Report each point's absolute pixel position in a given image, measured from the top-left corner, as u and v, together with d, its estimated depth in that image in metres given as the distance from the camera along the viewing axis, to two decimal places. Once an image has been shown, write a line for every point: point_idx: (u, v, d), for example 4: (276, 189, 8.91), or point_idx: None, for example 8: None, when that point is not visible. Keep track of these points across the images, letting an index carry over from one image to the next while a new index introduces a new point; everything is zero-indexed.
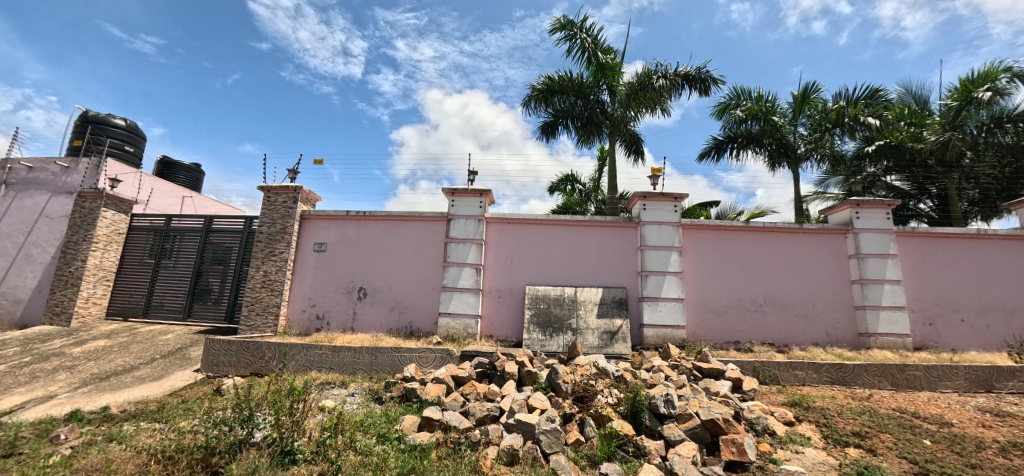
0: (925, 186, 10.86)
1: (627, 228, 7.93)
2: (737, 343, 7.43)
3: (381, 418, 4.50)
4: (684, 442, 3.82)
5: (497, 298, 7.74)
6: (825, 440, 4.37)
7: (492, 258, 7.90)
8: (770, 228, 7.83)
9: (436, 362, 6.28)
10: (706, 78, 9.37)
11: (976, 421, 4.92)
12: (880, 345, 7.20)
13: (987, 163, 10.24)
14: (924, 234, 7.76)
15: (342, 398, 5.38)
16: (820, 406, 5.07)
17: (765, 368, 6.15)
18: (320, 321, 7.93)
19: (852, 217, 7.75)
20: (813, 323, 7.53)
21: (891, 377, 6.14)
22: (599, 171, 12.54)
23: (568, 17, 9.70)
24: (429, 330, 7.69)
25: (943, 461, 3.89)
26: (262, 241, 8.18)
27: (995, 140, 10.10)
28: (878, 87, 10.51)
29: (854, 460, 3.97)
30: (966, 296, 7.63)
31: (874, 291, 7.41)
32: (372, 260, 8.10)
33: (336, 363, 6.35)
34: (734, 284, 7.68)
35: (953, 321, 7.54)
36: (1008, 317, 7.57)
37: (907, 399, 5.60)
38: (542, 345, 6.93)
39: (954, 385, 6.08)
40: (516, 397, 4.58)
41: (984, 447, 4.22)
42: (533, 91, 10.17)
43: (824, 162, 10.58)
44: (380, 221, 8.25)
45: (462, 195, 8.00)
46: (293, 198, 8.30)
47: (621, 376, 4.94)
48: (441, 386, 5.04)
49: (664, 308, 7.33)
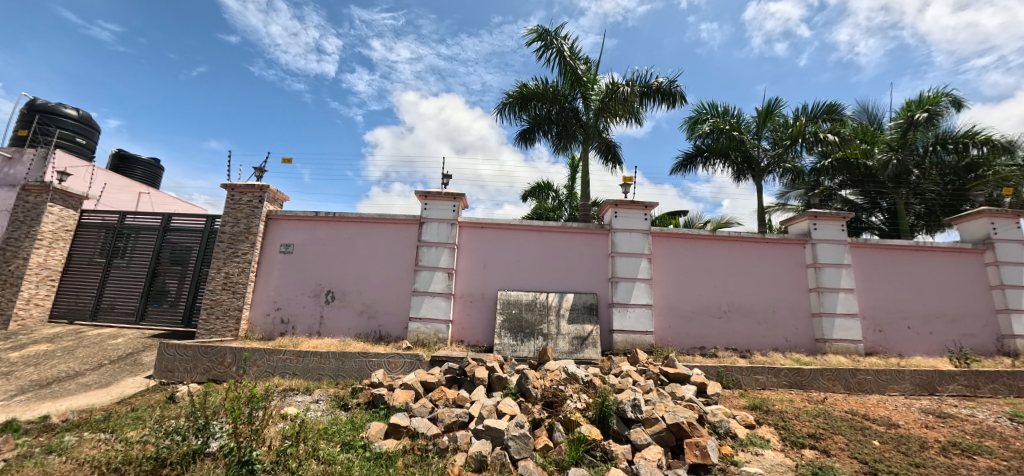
0: (876, 200, 11.52)
1: (598, 235, 8.05)
2: (702, 349, 7.64)
3: (346, 425, 4.37)
4: (650, 446, 3.88)
5: (469, 303, 7.69)
6: (783, 442, 4.55)
7: (465, 263, 7.86)
8: (734, 237, 8.12)
9: (405, 367, 6.18)
10: (676, 91, 9.65)
11: (920, 423, 5.23)
12: (834, 350, 7.56)
13: (933, 180, 10.97)
14: (875, 246, 8.23)
15: (305, 405, 5.20)
16: (779, 409, 5.27)
17: (728, 372, 6.35)
18: (285, 325, 7.67)
19: (810, 228, 8.14)
20: (773, 330, 7.84)
21: (844, 381, 6.46)
22: (573, 178, 12.71)
23: (544, 26, 9.83)
24: (399, 335, 7.56)
25: (890, 461, 4.11)
26: (224, 241, 7.85)
27: (938, 159, 10.84)
28: (835, 106, 11.12)
29: (810, 461, 4.14)
30: (913, 304, 8.12)
31: (829, 299, 7.78)
32: (341, 263, 7.90)
33: (301, 369, 6.14)
34: (701, 291, 7.91)
35: (901, 328, 8.01)
36: (949, 324, 8.11)
37: (858, 402, 5.90)
38: (513, 350, 6.94)
39: (900, 388, 6.45)
40: (485, 402, 4.56)
41: (926, 447, 4.49)
42: (508, 98, 10.23)
43: (785, 176, 11.08)
44: (351, 223, 8.07)
45: (436, 199, 7.94)
46: (258, 197, 8.00)
47: (590, 381, 4.99)
48: (409, 391, 4.96)
49: (633, 314, 7.46)
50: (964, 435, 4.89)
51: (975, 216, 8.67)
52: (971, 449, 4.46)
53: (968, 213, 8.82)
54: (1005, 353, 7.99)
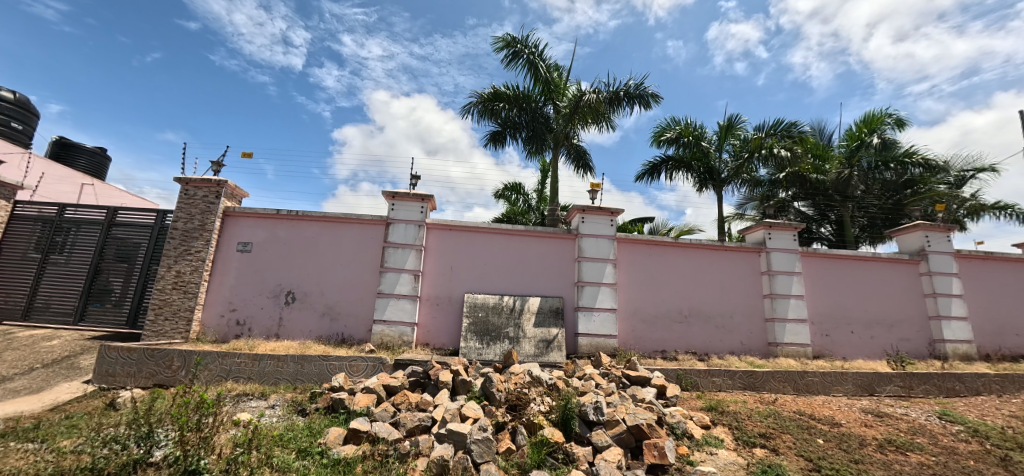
0: (825, 212, 12.20)
1: (566, 239, 8.15)
2: (663, 352, 7.87)
3: (303, 431, 4.22)
4: (611, 448, 3.95)
5: (435, 305, 7.61)
6: (736, 441, 4.75)
7: (432, 265, 7.78)
8: (695, 244, 8.42)
9: (368, 370, 6.04)
10: (644, 102, 9.93)
11: (860, 421, 5.60)
12: (785, 353, 7.98)
13: (875, 195, 11.76)
14: (824, 256, 8.75)
15: (260, 411, 4.99)
16: (733, 410, 5.51)
17: (687, 375, 6.57)
18: (241, 327, 7.33)
19: (765, 237, 8.54)
20: (730, 334, 8.18)
21: (793, 382, 6.82)
22: (542, 183, 12.83)
23: (513, 34, 9.90)
24: (362, 337, 7.39)
25: (832, 458, 4.37)
26: (176, 238, 7.44)
27: (880, 176, 11.63)
28: (791, 122, 11.75)
29: (759, 459, 4.34)
30: (856, 311, 8.67)
31: (782, 305, 8.20)
32: (303, 263, 7.65)
33: (256, 373, 5.90)
34: (663, 296, 8.15)
35: (845, 333, 8.53)
36: (888, 330, 8.70)
37: (806, 403, 6.24)
38: (479, 354, 6.92)
39: (844, 390, 6.87)
40: (448, 406, 4.51)
41: (865, 444, 4.80)
42: (479, 101, 10.23)
43: (743, 186, 11.63)
44: (314, 221, 7.83)
45: (403, 199, 7.82)
46: (215, 193, 7.64)
47: (554, 384, 5.04)
48: (371, 395, 4.84)
49: (598, 318, 7.60)
50: (898, 433, 5.26)
51: (912, 229, 9.35)
52: (904, 446, 4.81)
53: (906, 226, 9.51)
54: (936, 356, 8.66)
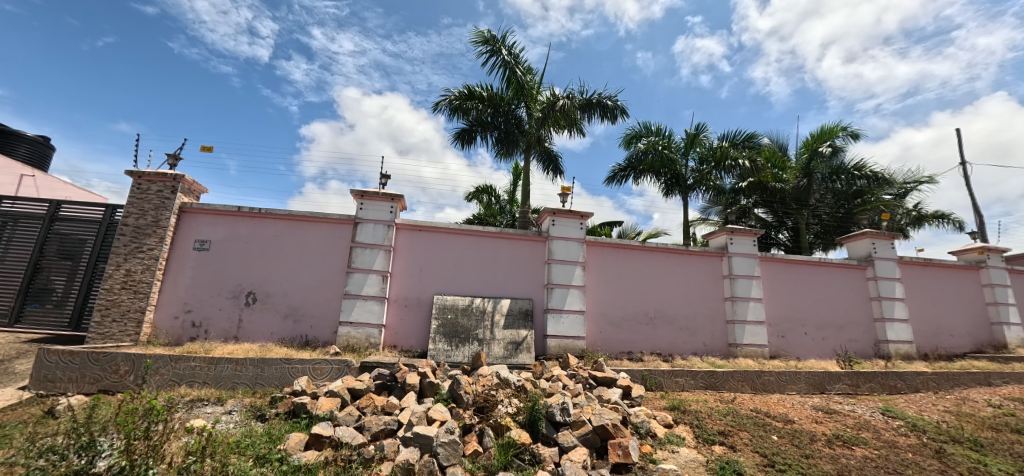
0: (783, 219, 12.80)
1: (537, 242, 8.21)
2: (630, 353, 8.05)
3: (261, 438, 4.07)
4: (577, 448, 4.00)
5: (403, 307, 7.50)
6: (696, 439, 4.92)
7: (401, 266, 7.66)
8: (661, 248, 8.66)
9: (332, 374, 5.89)
10: (615, 107, 10.14)
11: (812, 418, 5.91)
12: (744, 354, 8.34)
13: (828, 204, 12.45)
14: (781, 260, 9.19)
15: (215, 417, 4.77)
16: (695, 409, 5.70)
17: (652, 376, 6.74)
18: (196, 329, 7.00)
19: (727, 242, 8.89)
20: (693, 335, 8.45)
21: (751, 382, 7.13)
22: (514, 185, 12.88)
23: (491, 32, 9.91)
24: (327, 340, 7.20)
25: (785, 453, 4.59)
26: (126, 235, 7.01)
27: (833, 187, 12.33)
28: (752, 133, 12.30)
29: (718, 456, 4.51)
30: (809, 313, 9.15)
31: (741, 307, 8.57)
32: (265, 263, 7.38)
33: (212, 377, 5.65)
34: (630, 299, 8.34)
35: (799, 334, 8.98)
36: (838, 331, 9.22)
37: (762, 401, 6.53)
38: (447, 356, 6.88)
39: (797, 388, 7.23)
40: (415, 409, 4.46)
41: (816, 440, 5.08)
42: (453, 100, 10.17)
43: (708, 193, 12.07)
44: (279, 220, 7.57)
45: (373, 199, 7.67)
46: (171, 188, 7.27)
47: (521, 386, 5.05)
48: (335, 399, 4.72)
49: (567, 320, 7.71)
50: (845, 429, 5.59)
51: (861, 236, 9.93)
52: (850, 440, 5.11)
53: (855, 233, 10.09)
54: (880, 356, 9.25)
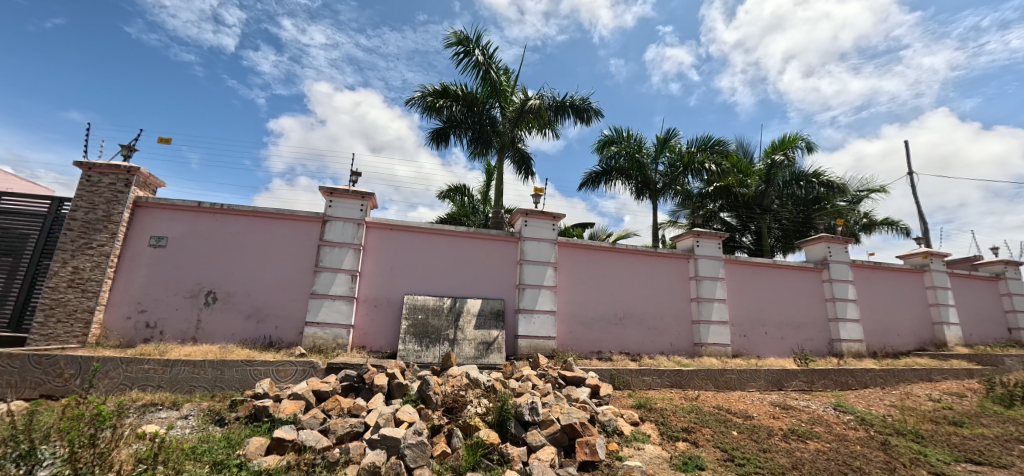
0: (746, 223, 13.32)
1: (509, 242, 8.24)
2: (599, 353, 8.19)
3: (219, 443, 3.92)
4: (545, 447, 4.05)
5: (373, 307, 7.37)
6: (661, 436, 5.06)
7: (370, 265, 7.53)
8: (631, 250, 8.85)
9: (297, 376, 5.73)
10: (588, 111, 10.28)
11: (769, 414, 6.19)
12: (708, 353, 8.63)
13: (789, 210, 13.03)
14: (743, 262, 9.56)
15: (169, 422, 4.56)
16: (660, 407, 5.86)
17: (620, 375, 6.88)
18: (151, 330, 6.66)
19: (693, 245, 9.18)
20: (661, 335, 8.68)
21: (714, 380, 7.39)
22: (487, 185, 12.89)
23: (465, 32, 9.87)
24: (292, 340, 7.00)
25: (744, 448, 4.79)
26: (74, 229, 6.58)
27: (793, 193, 12.92)
28: (719, 139, 12.74)
29: (681, 452, 4.66)
30: (769, 313, 9.55)
31: (706, 308, 8.86)
32: (227, 261, 7.10)
33: (167, 381, 5.39)
34: (600, 299, 8.49)
35: (760, 334, 9.37)
36: (795, 331, 9.67)
37: (724, 398, 6.78)
38: (417, 356, 6.82)
39: (757, 385, 7.55)
40: (383, 410, 4.40)
41: (773, 435, 5.31)
42: (426, 98, 10.08)
43: (676, 197, 12.45)
44: (242, 216, 7.30)
45: (342, 196, 7.50)
46: (125, 181, 6.89)
47: (491, 386, 5.06)
48: (299, 402, 4.59)
49: (538, 320, 7.77)
50: (800, 423, 5.88)
51: (818, 240, 10.44)
52: (804, 434, 5.38)
53: (812, 238, 10.61)
54: (834, 354, 9.77)
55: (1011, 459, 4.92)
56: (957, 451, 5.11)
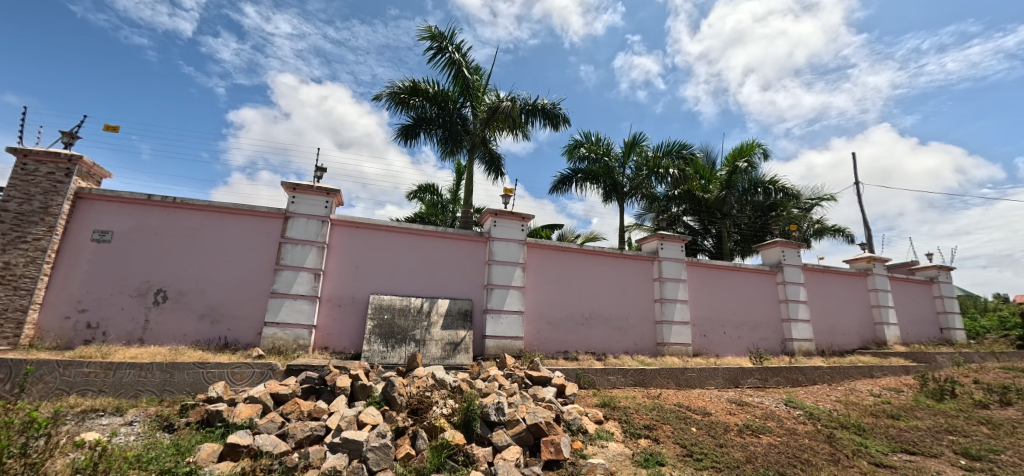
0: (708, 227, 13.84)
1: (477, 242, 8.22)
2: (565, 353, 8.30)
3: (167, 450, 3.71)
4: (510, 447, 4.06)
5: (336, 307, 7.17)
6: (624, 434, 5.19)
7: (335, 264, 7.32)
8: (598, 251, 9.02)
9: (254, 378, 5.51)
10: (559, 113, 10.40)
11: (726, 410, 6.47)
12: (670, 352, 8.92)
13: (747, 215, 13.63)
14: (705, 265, 9.94)
15: (112, 429, 4.27)
16: (624, 405, 6.01)
17: (585, 374, 6.99)
18: (92, 331, 6.22)
19: (658, 248, 9.46)
20: (625, 335, 8.89)
21: (675, 378, 7.64)
22: (457, 184, 12.81)
23: (438, 28, 9.79)
24: (250, 341, 6.71)
25: (701, 443, 4.98)
26: (5, 222, 6.06)
27: (751, 199, 13.54)
28: (683, 145, 13.19)
29: (643, 449, 4.79)
30: (728, 314, 9.97)
31: (669, 309, 9.16)
32: (180, 258, 6.74)
33: (110, 385, 5.06)
34: (568, 300, 8.61)
35: (719, 334, 9.76)
36: (752, 330, 10.14)
37: (684, 396, 7.03)
38: (382, 357, 6.69)
39: (715, 382, 7.86)
40: (345, 413, 4.29)
41: (729, 430, 5.55)
42: (396, 94, 9.91)
43: (642, 200, 12.78)
44: (196, 211, 6.94)
45: (306, 192, 7.26)
46: (65, 170, 6.41)
47: (457, 387, 5.03)
48: (256, 406, 4.41)
49: (506, 320, 7.79)
50: (754, 419, 6.17)
51: (773, 244, 10.97)
52: (757, 429, 5.65)
53: (768, 242, 11.16)
54: (786, 352, 10.30)
55: (940, 449, 5.35)
56: (894, 443, 5.50)
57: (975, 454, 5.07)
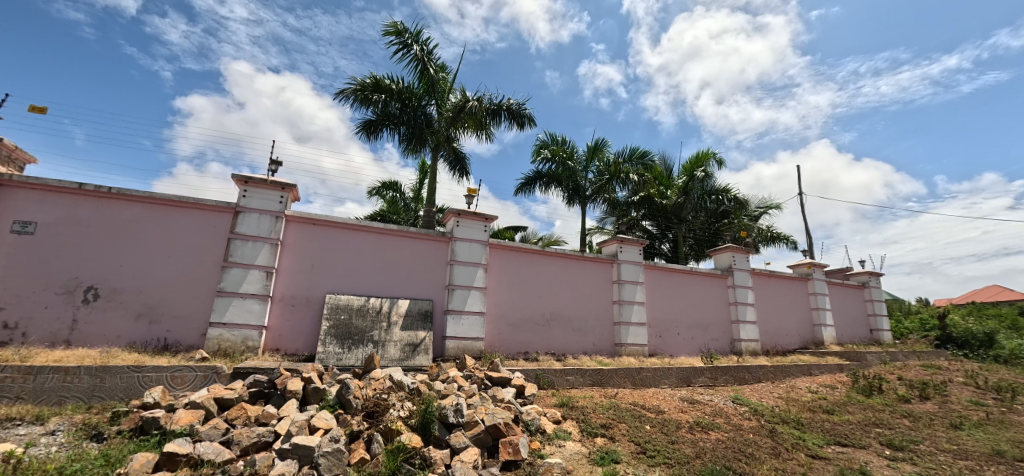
0: (665, 231, 14.38)
1: (439, 242, 8.13)
2: (526, 354, 8.36)
3: (95, 461, 3.43)
4: (468, 449, 4.04)
5: (289, 307, 6.88)
6: (581, 433, 5.29)
7: (288, 262, 7.03)
8: (559, 253, 9.15)
9: (197, 382, 5.20)
10: (525, 115, 10.47)
11: (678, 408, 6.75)
12: (627, 352, 9.19)
13: (701, 221, 14.29)
14: (661, 268, 10.31)
15: (29, 440, 3.89)
16: (581, 405, 6.13)
17: (545, 375, 7.08)
18: (9, 331, 5.64)
19: (617, 251, 9.74)
20: (585, 335, 9.07)
21: (632, 377, 7.88)
22: (420, 183, 12.64)
23: (404, 24, 9.62)
24: (193, 343, 6.32)
25: (655, 440, 5.16)
26: None
27: (706, 206, 14.19)
28: (644, 151, 13.64)
29: (599, 447, 4.91)
30: (682, 316, 10.39)
31: (627, 310, 9.44)
32: (115, 253, 6.24)
33: (29, 391, 4.61)
34: (529, 301, 8.69)
35: (673, 335, 10.15)
36: (704, 331, 10.61)
37: (639, 394, 7.27)
38: (338, 359, 6.49)
39: (668, 381, 8.18)
40: (296, 417, 4.12)
41: (681, 427, 5.79)
42: (358, 88, 9.66)
43: (604, 204, 13.12)
44: (136, 203, 6.46)
45: (258, 186, 6.92)
46: None
47: (416, 389, 4.97)
48: (197, 411, 4.15)
49: (467, 321, 7.76)
50: (704, 416, 6.47)
51: (725, 249, 11.54)
52: (707, 426, 5.93)
53: (720, 247, 11.73)
54: (734, 352, 10.86)
55: (868, 441, 5.81)
56: (829, 436, 5.92)
57: (897, 445, 5.55)
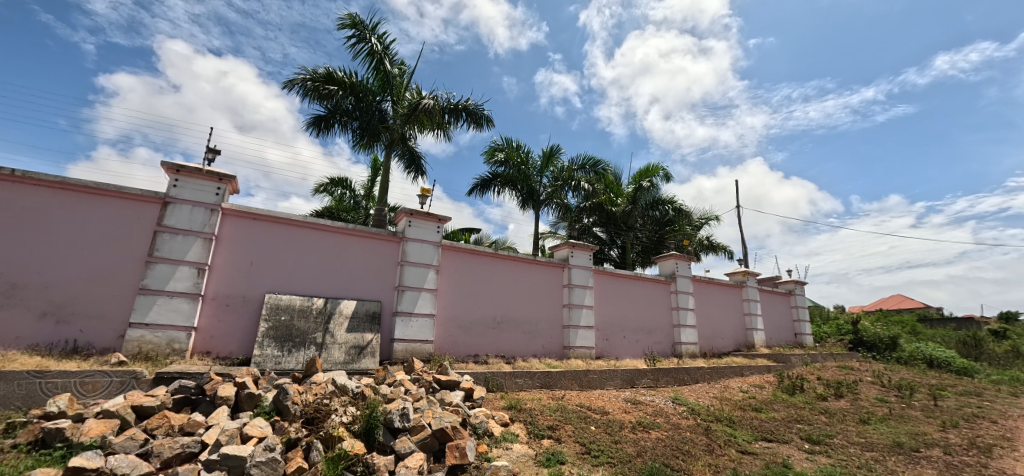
0: (614, 238, 14.90)
1: (390, 241, 7.93)
2: (475, 356, 8.34)
3: None
4: (413, 454, 3.95)
5: (223, 307, 6.44)
6: (528, 435, 5.36)
7: (224, 258, 6.58)
8: (512, 256, 9.21)
9: (111, 389, 4.72)
10: (482, 117, 10.48)
11: (623, 408, 7.02)
12: (575, 355, 9.43)
13: (648, 229, 14.96)
14: (610, 273, 10.68)
15: None
16: (529, 407, 6.21)
17: (494, 377, 7.11)
18: None
19: (568, 255, 9.97)
20: (535, 338, 9.20)
21: (579, 380, 8.09)
22: (372, 180, 12.29)
23: (360, 16, 9.33)
24: (109, 345, 5.74)
25: (599, 440, 5.33)
26: None
27: (652, 215, 14.88)
28: (596, 160, 14.08)
29: (545, 448, 5.00)
30: (628, 319, 10.81)
31: (576, 314, 9.69)
32: (16, 243, 5.54)
33: None
34: (480, 304, 8.68)
35: (619, 338, 10.53)
36: (648, 335, 11.09)
37: (585, 396, 7.48)
38: (276, 363, 6.16)
39: (614, 383, 8.48)
40: (227, 425, 3.86)
41: (624, 427, 6.02)
42: (308, 80, 9.26)
43: (557, 209, 13.38)
44: (45, 188, 5.79)
45: (192, 176, 6.43)
46: None
47: (360, 393, 4.82)
48: (111, 421, 3.77)
49: (416, 324, 7.63)
50: (645, 416, 6.78)
51: (669, 256, 12.15)
52: (648, 425, 6.20)
53: (665, 254, 12.32)
54: (675, 354, 11.44)
55: (790, 436, 6.34)
56: (757, 432, 6.40)
57: (815, 439, 6.11)
